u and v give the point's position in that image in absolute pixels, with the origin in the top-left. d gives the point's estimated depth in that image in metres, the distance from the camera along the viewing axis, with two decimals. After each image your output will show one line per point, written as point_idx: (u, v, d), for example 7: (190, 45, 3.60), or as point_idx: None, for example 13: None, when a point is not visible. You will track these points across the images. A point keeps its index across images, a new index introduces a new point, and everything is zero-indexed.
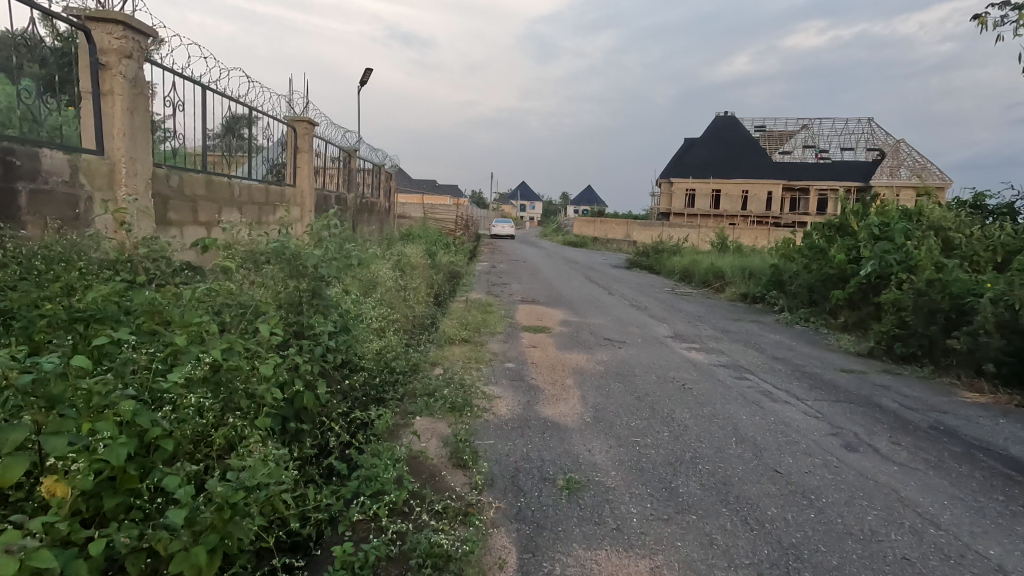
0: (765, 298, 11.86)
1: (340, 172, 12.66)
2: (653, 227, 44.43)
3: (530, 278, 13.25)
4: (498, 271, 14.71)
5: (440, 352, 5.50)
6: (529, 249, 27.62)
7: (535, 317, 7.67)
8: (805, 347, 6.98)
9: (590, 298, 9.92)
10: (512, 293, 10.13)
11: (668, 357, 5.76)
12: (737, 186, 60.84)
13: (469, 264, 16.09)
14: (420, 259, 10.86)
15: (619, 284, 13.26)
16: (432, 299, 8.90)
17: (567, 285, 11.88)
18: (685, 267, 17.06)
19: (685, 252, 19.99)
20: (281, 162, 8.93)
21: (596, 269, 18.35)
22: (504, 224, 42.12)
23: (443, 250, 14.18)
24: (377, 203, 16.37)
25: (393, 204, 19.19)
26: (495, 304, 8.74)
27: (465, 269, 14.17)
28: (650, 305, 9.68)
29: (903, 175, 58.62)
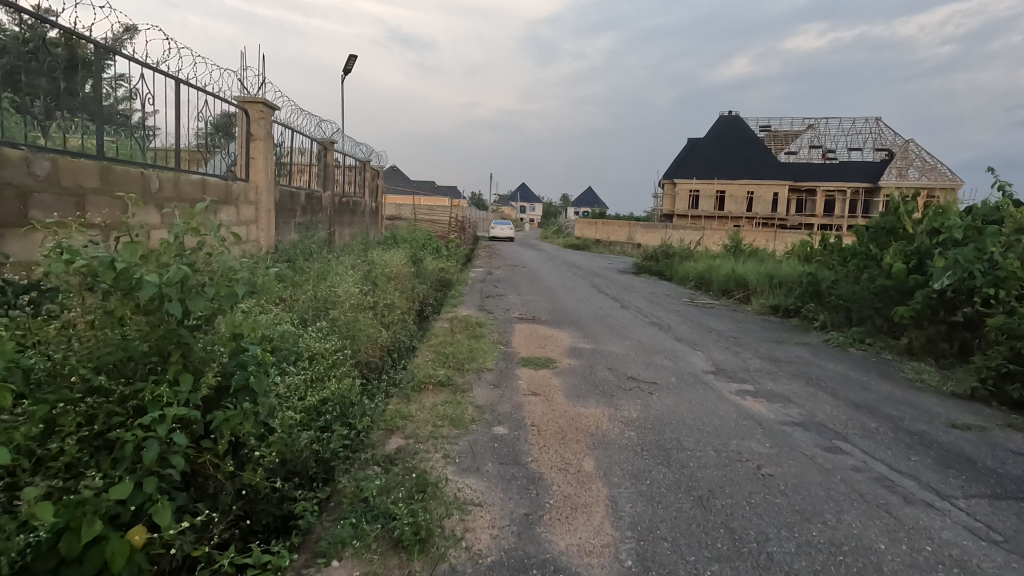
0: (800, 312, 10.32)
1: (312, 168, 11.10)
2: (656, 230, 42.95)
3: (529, 287, 11.73)
4: (495, 279, 13.19)
5: (403, 407, 3.97)
6: (529, 253, 26.06)
7: (536, 343, 6.12)
8: (880, 383, 5.48)
9: (601, 315, 8.37)
10: (509, 308, 8.59)
11: (718, 407, 4.23)
12: (742, 187, 59.36)
13: (462, 270, 14.56)
14: (402, 268, 9.30)
15: (631, 294, 11.71)
16: (411, 318, 7.38)
17: (572, 296, 10.34)
18: (701, 274, 15.50)
19: (698, 256, 18.44)
20: (228, 152, 7.36)
21: (601, 275, 16.82)
22: (502, 226, 40.59)
23: (432, 256, 12.62)
24: (360, 203, 14.79)
25: (380, 204, 17.68)
26: (487, 323, 7.21)
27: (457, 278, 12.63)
28: (672, 324, 8.14)
29: (913, 175, 57.16)
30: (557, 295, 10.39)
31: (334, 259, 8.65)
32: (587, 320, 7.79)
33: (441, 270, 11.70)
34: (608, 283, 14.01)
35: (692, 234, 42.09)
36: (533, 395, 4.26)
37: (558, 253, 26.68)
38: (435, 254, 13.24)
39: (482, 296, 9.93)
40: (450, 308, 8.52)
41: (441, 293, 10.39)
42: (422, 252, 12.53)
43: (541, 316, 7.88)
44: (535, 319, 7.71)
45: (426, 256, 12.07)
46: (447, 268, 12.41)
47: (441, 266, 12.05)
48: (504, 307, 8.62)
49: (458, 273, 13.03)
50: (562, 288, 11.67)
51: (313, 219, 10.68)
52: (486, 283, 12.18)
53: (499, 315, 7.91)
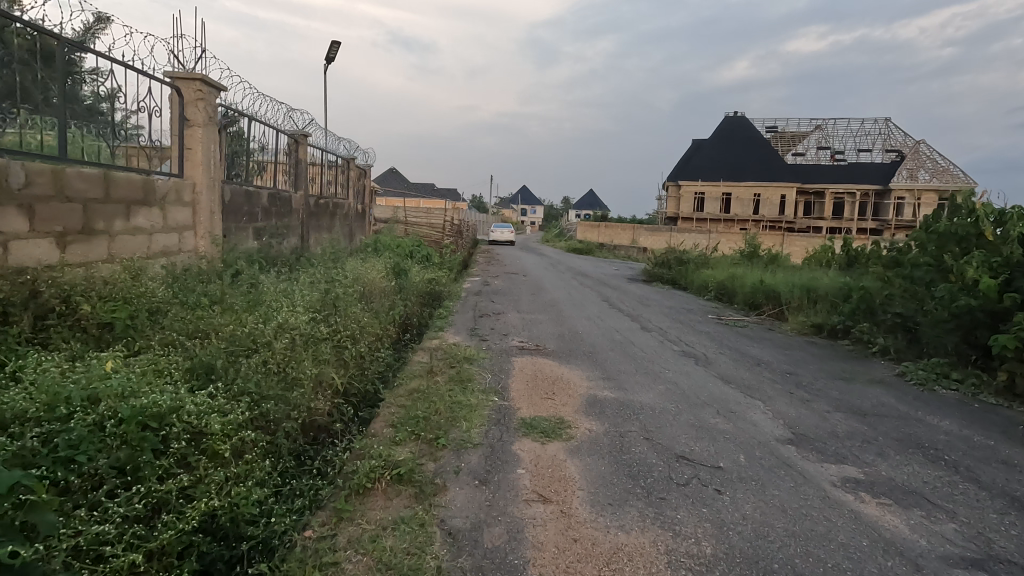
0: (850, 333, 8.75)
1: (279, 164, 9.56)
2: (662, 233, 41.50)
3: (531, 301, 10.20)
4: (493, 290, 11.69)
5: (328, 536, 2.44)
6: (530, 258, 24.47)
7: (541, 391, 4.59)
8: (1020, 453, 3.96)
9: (620, 342, 6.82)
10: (507, 332, 7.03)
11: (829, 522, 2.71)
12: (749, 189, 57.85)
13: (457, 280, 13.06)
14: (378, 282, 7.74)
15: (649, 309, 10.14)
16: (379, 348, 5.84)
17: (582, 314, 8.80)
18: (721, 285, 13.91)
19: (715, 264, 16.85)
20: (154, 139, 5.81)
21: (610, 284, 15.29)
22: (503, 229, 39.12)
23: (420, 266, 11.07)
24: (341, 205, 13.20)
25: (368, 206, 16.18)
26: (478, 356, 5.69)
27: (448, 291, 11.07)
28: (709, 353, 6.58)
29: (924, 178, 55.65)
30: (565, 312, 8.81)
31: (294, 274, 7.11)
32: (604, 350, 6.23)
33: (428, 283, 10.11)
34: (619, 294, 12.47)
35: (699, 238, 40.56)
36: (539, 503, 2.74)
37: (561, 259, 25.11)
38: (423, 264, 11.65)
39: (477, 315, 8.38)
40: (434, 334, 6.96)
41: (428, 311, 8.83)
42: (409, 261, 10.96)
43: (546, 345, 6.34)
44: (540, 349, 6.15)
45: (411, 267, 10.48)
46: (437, 279, 10.83)
47: (429, 278, 10.46)
48: (501, 331, 7.05)
49: (450, 285, 11.46)
50: (569, 302, 10.10)
51: (278, 222, 9.13)
52: (482, 297, 10.61)
53: (493, 343, 6.35)
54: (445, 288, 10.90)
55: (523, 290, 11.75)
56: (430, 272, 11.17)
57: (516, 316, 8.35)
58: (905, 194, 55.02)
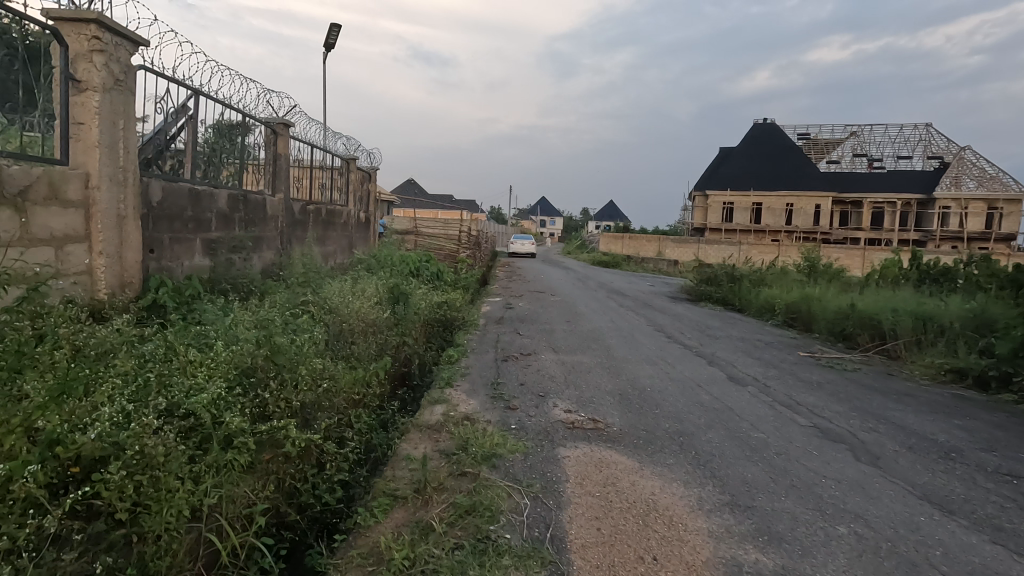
0: (1011, 384, 6.36)
1: (252, 159, 7.57)
2: (691, 244, 39.21)
3: (567, 331, 8.03)
4: (518, 315, 9.54)
5: None
6: (554, 272, 22.24)
7: (625, 549, 2.41)
8: None
9: (714, 407, 4.57)
10: (545, 390, 4.83)
11: None
12: (781, 199, 55.00)
13: (474, 302, 10.96)
14: (364, 313, 5.65)
15: (722, 344, 7.82)
16: (340, 430, 3.86)
17: (639, 353, 6.57)
18: (791, 308, 11.53)
19: (774, 282, 14.45)
20: (17, 104, 3.82)
21: (655, 305, 13.02)
22: (524, 241, 37.06)
23: (427, 288, 8.93)
24: (337, 212, 11.15)
25: (374, 214, 14.20)
26: (504, 445, 3.52)
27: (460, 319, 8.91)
28: (856, 429, 4.30)
29: (971, 186, 52.24)
30: (617, 352, 6.57)
31: (245, 305, 5.09)
32: (700, 428, 3.99)
33: (435, 311, 7.96)
34: (672, 320, 10.22)
35: (732, 251, 37.97)
36: None
37: (587, 273, 22.79)
38: (432, 284, 9.52)
39: (500, 355, 6.20)
40: (438, 392, 4.79)
41: (433, 352, 6.69)
42: (413, 282, 8.83)
43: (607, 418, 4.13)
44: (600, 427, 3.93)
45: (415, 289, 8.33)
46: (446, 305, 8.66)
47: (437, 305, 8.30)
48: (535, 388, 4.86)
49: (463, 311, 9.29)
50: (617, 335, 7.84)
51: (245, 232, 7.10)
52: (504, 326, 8.43)
53: (525, 415, 4.16)
54: (457, 317, 8.73)
55: (555, 316, 9.52)
56: (440, 296, 9.03)
57: (552, 358, 6.15)
58: (951, 203, 51.61)
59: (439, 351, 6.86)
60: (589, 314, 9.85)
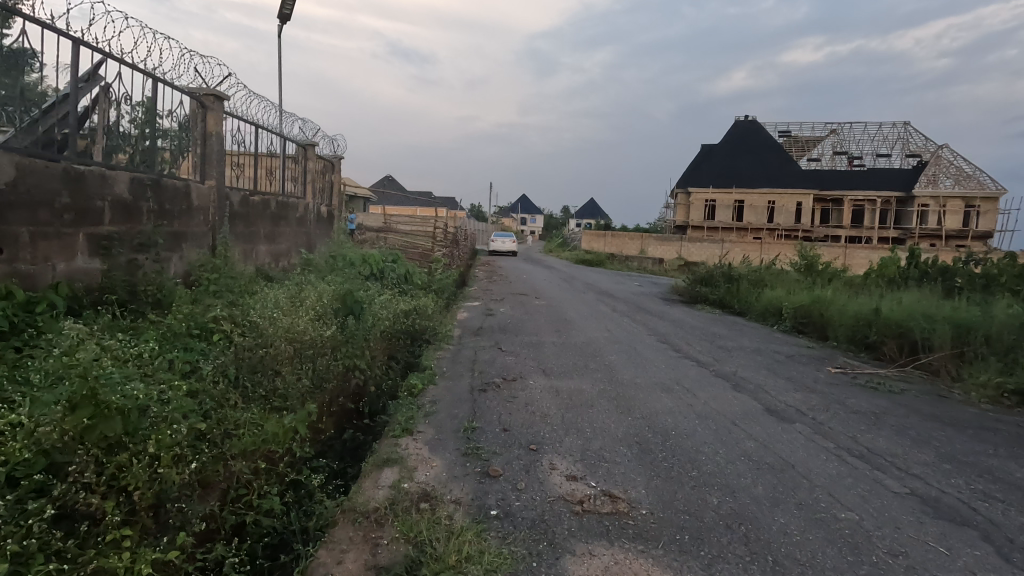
0: None
1: (173, 136, 6.12)
2: (674, 242, 38.44)
3: (558, 345, 6.78)
4: (498, 324, 8.28)
5: None
6: (537, 271, 20.96)
7: None
8: None
9: (771, 466, 3.34)
10: (538, 437, 3.56)
11: None
12: (763, 196, 54.67)
13: (448, 308, 9.68)
14: (295, 331, 4.34)
15: (741, 360, 6.63)
16: (225, 521, 2.63)
17: (650, 377, 5.32)
18: (800, 312, 10.45)
19: (774, 283, 13.44)
20: None
21: (649, 309, 11.87)
22: (504, 238, 35.79)
23: (392, 294, 7.59)
24: (291, 205, 9.72)
25: (337, 209, 12.76)
26: (481, 557, 2.24)
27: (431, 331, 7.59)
28: (969, 497, 3.11)
29: (949, 184, 52.60)
30: (623, 375, 5.32)
31: (126, 331, 3.79)
32: (766, 509, 2.76)
33: (399, 322, 6.61)
34: (673, 327, 9.05)
35: (716, 250, 37.25)
36: None
37: (571, 272, 21.60)
38: (399, 288, 8.17)
39: (478, 381, 4.91)
40: (388, 447, 3.48)
41: (393, 376, 5.42)
42: (375, 288, 7.47)
43: (629, 492, 2.86)
44: (622, 512, 2.66)
45: (375, 296, 6.97)
46: (414, 315, 7.32)
47: (402, 316, 6.94)
48: (524, 436, 3.58)
49: (434, 321, 7.96)
50: (619, 351, 6.59)
51: (157, 226, 5.64)
52: (482, 339, 7.12)
53: (510, 487, 2.88)
54: (426, 328, 7.41)
55: (540, 325, 8.27)
56: (408, 303, 7.69)
57: (542, 383, 4.89)
58: (930, 201, 51.81)
59: (401, 376, 5.54)
60: (580, 323, 8.59)
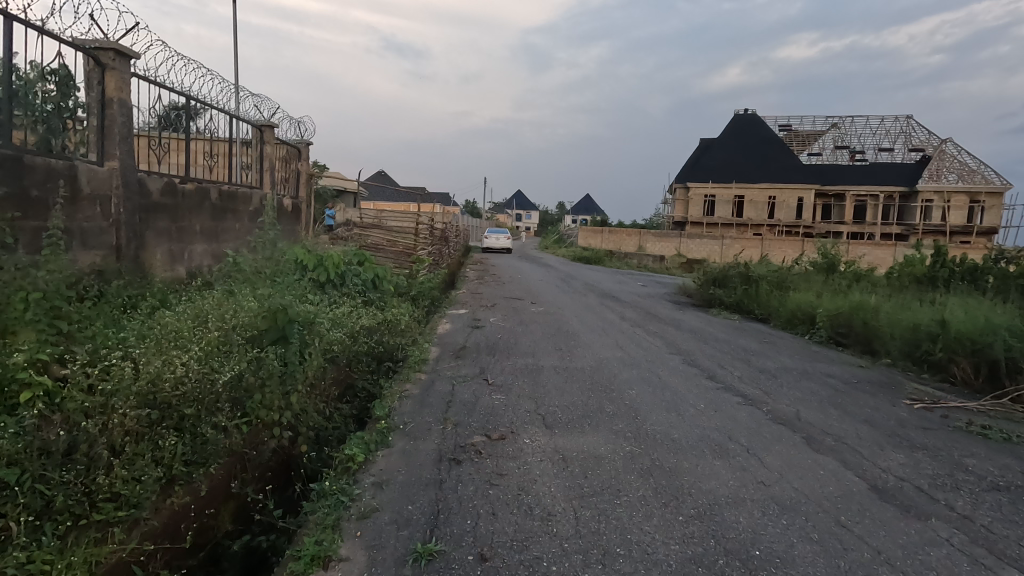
0: None
1: (51, 99, 4.60)
2: (673, 237, 37.18)
3: (560, 373, 5.33)
4: (487, 340, 6.81)
5: None
6: (532, 270, 19.49)
7: None
8: None
9: None
10: None
11: None
12: (763, 191, 53.31)
13: (429, 319, 8.23)
14: (168, 380, 2.89)
15: (795, 391, 5.17)
16: None
17: (691, 428, 3.87)
18: (838, 321, 9.02)
19: (797, 285, 12.06)
20: None
21: (660, 315, 10.43)
22: (498, 234, 34.31)
23: (350, 306, 6.09)
24: (241, 195, 8.18)
25: (306, 201, 11.22)
26: None
27: (396, 354, 6.11)
28: None
29: (953, 178, 51.55)
30: (653, 428, 3.84)
31: None
32: None
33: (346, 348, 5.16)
34: (695, 341, 7.60)
35: (716, 246, 35.88)
36: None
37: (570, 271, 20.15)
38: (361, 296, 6.64)
39: (449, 445, 3.43)
40: None
41: (326, 429, 4.04)
42: (326, 300, 5.97)
43: None
44: None
45: (323, 311, 5.49)
46: (374, 334, 5.86)
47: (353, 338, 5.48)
48: None
49: (403, 339, 6.46)
50: (640, 381, 5.11)
51: (12, 219, 4.10)
52: (462, 364, 5.62)
53: None
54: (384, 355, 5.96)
55: (537, 341, 6.76)
56: (370, 316, 6.21)
57: (539, 447, 3.42)
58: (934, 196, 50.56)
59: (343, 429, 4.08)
60: (585, 339, 7.09)
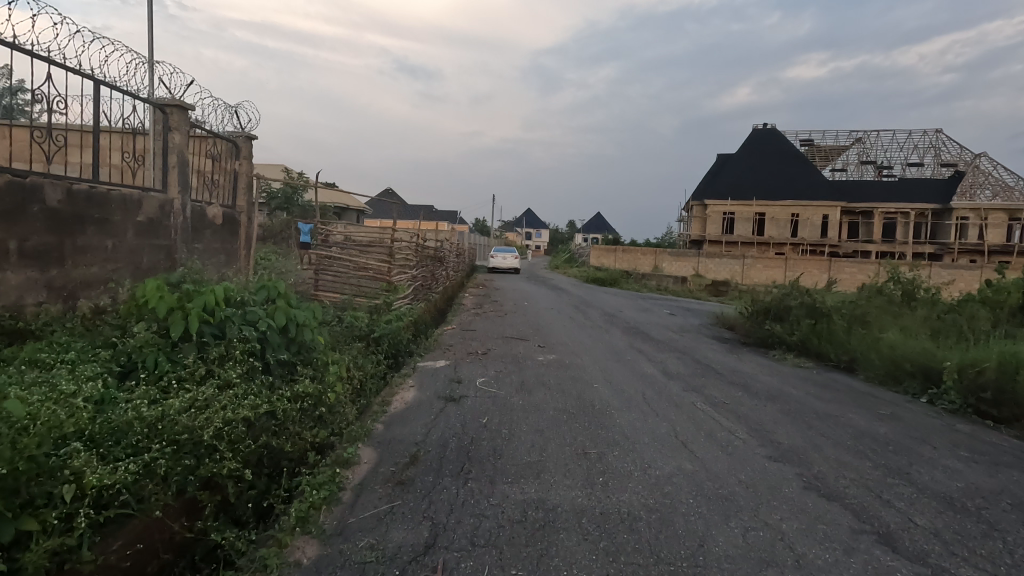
0: None
1: None
2: (693, 257, 34.47)
3: (595, 539, 2.65)
4: (461, 430, 4.14)
5: None
6: (542, 296, 16.82)
7: None
8: None
9: None
10: None
11: None
12: (785, 209, 50.51)
13: (387, 383, 5.60)
14: None
15: None
16: None
17: None
18: (981, 382, 6.29)
19: (884, 322, 9.34)
20: None
21: (714, 364, 7.69)
22: (505, 253, 31.79)
23: (214, 382, 3.49)
24: (116, 203, 5.67)
25: (249, 212, 8.70)
26: None
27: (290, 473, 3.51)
28: None
29: (988, 195, 48.49)
30: None
31: None
32: None
33: (145, 491, 2.58)
34: (792, 423, 4.89)
35: (738, 266, 33.07)
36: None
37: (585, 297, 17.48)
38: (254, 354, 4.02)
39: None
40: None
41: None
42: (164, 376, 3.38)
43: None
44: None
45: (134, 406, 2.93)
46: (242, 442, 3.26)
47: (182, 459, 2.89)
48: None
49: (309, 437, 3.85)
50: (759, 567, 2.48)
51: None
52: (400, 505, 2.95)
53: None
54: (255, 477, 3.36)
55: (547, 437, 4.07)
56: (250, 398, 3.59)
57: None
58: (970, 212, 47.45)
59: None
60: (624, 426, 4.45)
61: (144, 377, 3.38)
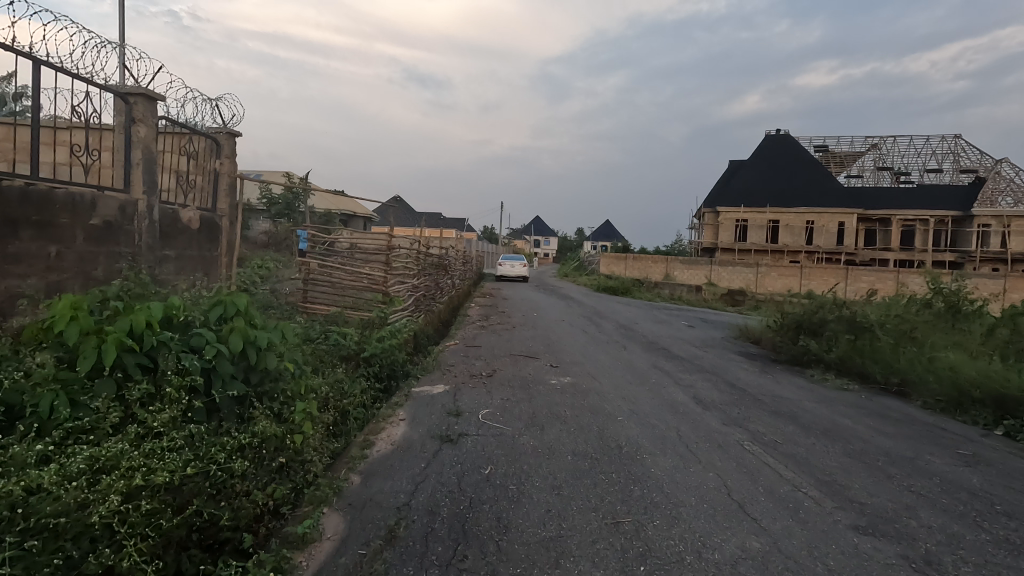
0: None
1: None
2: (706, 265, 33.46)
3: None
4: (457, 486, 3.28)
5: None
6: (552, 307, 15.94)
7: None
8: None
9: None
10: None
11: None
12: (800, 216, 49.37)
13: (373, 415, 4.77)
14: None
15: None
16: None
17: None
18: None
19: (934, 340, 8.37)
20: None
21: (750, 388, 6.78)
22: (513, 261, 30.98)
23: (130, 432, 2.67)
24: (61, 203, 4.89)
25: (232, 216, 7.92)
26: None
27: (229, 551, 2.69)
28: None
29: (1011, 202, 47.05)
30: None
31: None
32: None
33: None
34: (866, 472, 3.98)
35: (751, 274, 31.94)
36: None
37: (597, 307, 16.58)
38: (196, 390, 3.18)
39: None
40: None
41: None
42: (60, 427, 2.58)
43: None
44: None
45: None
46: (159, 517, 2.44)
47: (56, 555, 2.08)
48: None
49: (262, 497, 3.01)
50: None
51: None
52: None
53: None
54: (180, 561, 2.54)
55: (566, 497, 3.19)
56: (180, 454, 2.77)
57: None
58: (992, 220, 46.04)
59: None
60: (660, 477, 3.56)
61: (34, 428, 2.57)
